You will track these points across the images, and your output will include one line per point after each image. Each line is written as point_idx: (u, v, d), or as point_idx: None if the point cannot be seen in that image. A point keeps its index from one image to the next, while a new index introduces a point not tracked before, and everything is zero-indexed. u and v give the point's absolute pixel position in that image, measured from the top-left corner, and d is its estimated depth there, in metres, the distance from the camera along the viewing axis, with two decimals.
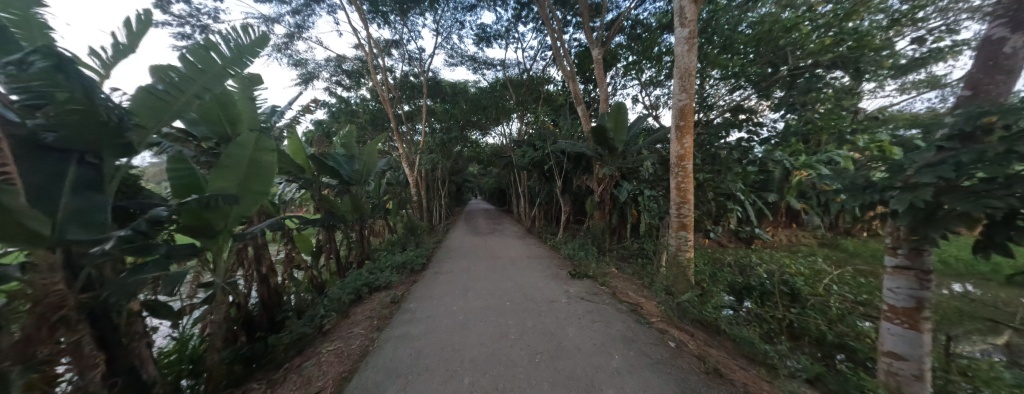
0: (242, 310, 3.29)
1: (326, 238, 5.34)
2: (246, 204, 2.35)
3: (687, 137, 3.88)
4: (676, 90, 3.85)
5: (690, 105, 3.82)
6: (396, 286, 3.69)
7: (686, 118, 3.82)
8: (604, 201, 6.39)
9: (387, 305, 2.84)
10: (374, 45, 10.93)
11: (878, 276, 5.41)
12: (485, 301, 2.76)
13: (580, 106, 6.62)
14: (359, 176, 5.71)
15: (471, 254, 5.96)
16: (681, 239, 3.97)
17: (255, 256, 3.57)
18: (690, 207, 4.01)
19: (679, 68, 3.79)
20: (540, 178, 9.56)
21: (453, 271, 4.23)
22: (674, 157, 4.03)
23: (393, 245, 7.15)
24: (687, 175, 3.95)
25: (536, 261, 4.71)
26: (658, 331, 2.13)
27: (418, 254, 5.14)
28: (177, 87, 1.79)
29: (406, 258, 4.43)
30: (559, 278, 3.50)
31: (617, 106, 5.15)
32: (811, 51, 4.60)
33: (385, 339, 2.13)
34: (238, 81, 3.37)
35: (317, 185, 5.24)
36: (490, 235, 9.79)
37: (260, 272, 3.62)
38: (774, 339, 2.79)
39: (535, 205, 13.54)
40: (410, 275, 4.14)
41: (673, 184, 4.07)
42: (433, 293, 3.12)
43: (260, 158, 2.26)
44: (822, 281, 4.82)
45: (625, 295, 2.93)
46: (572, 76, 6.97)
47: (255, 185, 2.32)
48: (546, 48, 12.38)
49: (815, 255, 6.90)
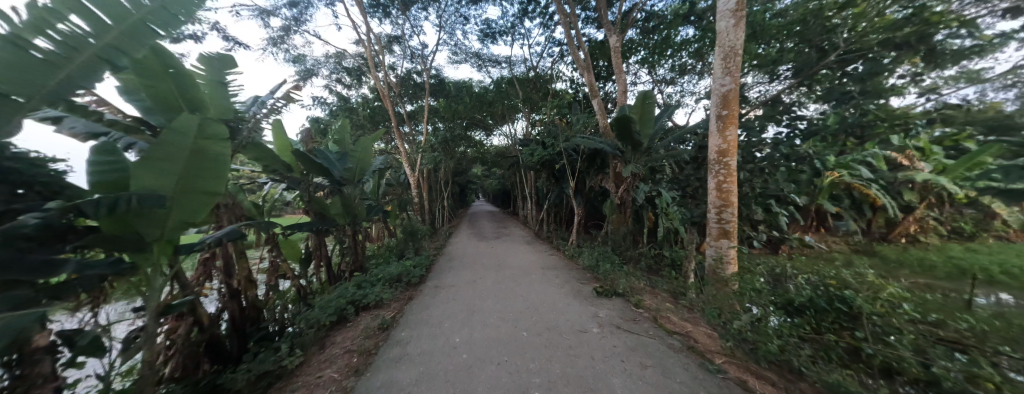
0: (206, 333, 2.78)
1: (317, 244, 4.85)
2: (188, 210, 1.81)
3: (732, 127, 3.28)
4: (718, 73, 3.28)
5: (735, 91, 3.22)
6: (389, 304, 3.13)
7: (730, 106, 3.23)
8: (624, 204, 5.88)
9: (374, 334, 2.28)
10: (375, 40, 10.58)
11: (938, 291, 4.72)
12: (497, 331, 2.20)
13: (596, 99, 6.06)
14: (353, 175, 5.19)
15: (477, 263, 5.41)
16: (722, 249, 3.41)
17: (225, 267, 3.05)
18: (733, 211, 3.41)
19: (723, 46, 3.22)
20: (549, 179, 8.98)
21: (457, 285, 3.69)
22: (713, 152, 3.45)
23: (391, 251, 6.59)
24: (730, 173, 3.35)
25: (550, 273, 4.15)
26: (738, 387, 1.50)
27: (416, 263, 4.58)
28: (74, 46, 1.35)
29: (401, 269, 3.86)
30: (583, 297, 2.93)
31: (643, 96, 4.54)
32: (864, 32, 4.00)
33: (362, 390, 1.57)
34: (207, 63, 2.89)
35: (306, 185, 4.71)
36: (495, 240, 9.25)
37: (231, 287, 3.11)
38: (863, 380, 2.17)
39: (541, 208, 12.92)
40: (405, 290, 3.58)
41: (712, 185, 3.49)
42: (431, 317, 2.57)
43: (205, 148, 1.71)
44: (879, 296, 4.16)
45: (669, 323, 2.34)
46: (586, 68, 6.40)
47: (201, 183, 1.78)
48: (554, 44, 11.83)
49: (855, 264, 6.23)
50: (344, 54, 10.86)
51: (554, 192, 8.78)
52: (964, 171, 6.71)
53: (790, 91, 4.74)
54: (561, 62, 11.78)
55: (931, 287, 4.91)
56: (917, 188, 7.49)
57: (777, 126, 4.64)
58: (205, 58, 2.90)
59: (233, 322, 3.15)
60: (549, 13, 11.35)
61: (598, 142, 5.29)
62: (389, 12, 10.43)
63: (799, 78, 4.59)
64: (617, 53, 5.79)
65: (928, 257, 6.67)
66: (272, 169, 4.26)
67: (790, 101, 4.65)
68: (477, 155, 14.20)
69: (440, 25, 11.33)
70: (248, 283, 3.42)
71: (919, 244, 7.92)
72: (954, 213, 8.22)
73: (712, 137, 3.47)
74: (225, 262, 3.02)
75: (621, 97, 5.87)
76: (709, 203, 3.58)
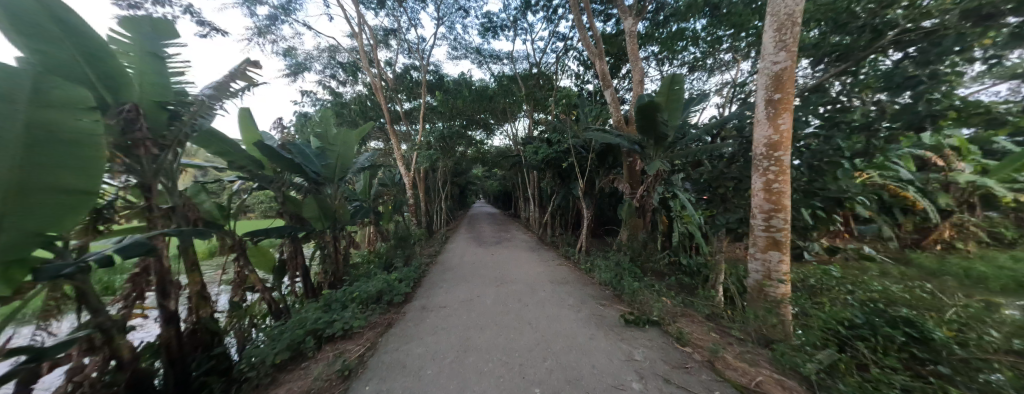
0: (124, 372, 2.21)
1: (292, 251, 4.27)
2: (47, 216, 1.27)
3: (786, 114, 2.67)
4: (770, 47, 2.68)
5: (791, 70, 2.62)
6: (364, 331, 2.53)
7: (784, 89, 2.63)
8: (644, 207, 5.30)
9: (329, 388, 1.65)
10: (370, 33, 10.05)
11: (1007, 308, 4.07)
12: (498, 387, 1.57)
13: (608, 90, 5.47)
14: (333, 173, 4.56)
15: (474, 274, 4.83)
16: (772, 263, 2.80)
17: (157, 286, 2.40)
18: (785, 216, 2.79)
19: (779, 14, 2.62)
20: (554, 180, 8.42)
21: (449, 306, 3.08)
22: (760, 145, 2.84)
23: (379, 258, 5.95)
24: (783, 171, 2.74)
25: (559, 290, 3.52)
26: None
27: (402, 276, 3.98)
28: None
29: (383, 284, 3.24)
30: (605, 327, 2.34)
31: (672, 78, 3.71)
32: (930, 5, 3.41)
33: None
34: (126, 25, 2.32)
35: (279, 184, 4.12)
36: (495, 246, 8.69)
37: (166, 312, 2.46)
38: None
39: (543, 210, 12.25)
40: (387, 311, 2.97)
41: (758, 184, 2.87)
42: (411, 360, 1.94)
43: (48, 120, 1.27)
44: (944, 317, 3.50)
45: (731, 369, 1.73)
46: (598, 57, 5.82)
47: (51, 177, 1.27)
48: (557, 39, 11.31)
49: (893, 274, 5.60)
50: (338, 48, 10.36)
51: (560, 194, 8.19)
52: (1010, 172, 6.12)
53: (832, 79, 4.17)
54: (565, 58, 11.25)
55: (994, 302, 4.28)
56: (955, 190, 6.87)
57: (819, 118, 4.05)
58: (129, 21, 2.35)
59: (169, 352, 2.54)
60: (553, 7, 10.86)
61: (614, 137, 4.69)
62: (385, 4, 9.94)
63: (848, 63, 3.97)
64: (633, 39, 5.21)
65: (972, 266, 6.02)
66: (238, 165, 3.67)
67: (834, 89, 4.06)
68: (477, 155, 13.64)
69: (439, 18, 10.81)
70: (200, 301, 3.00)
71: (956, 251, 7.24)
72: (989, 218, 7.63)
73: (758, 126, 2.86)
74: (158, 278, 2.37)
75: (638, 87, 5.27)
76: (754, 206, 2.96)
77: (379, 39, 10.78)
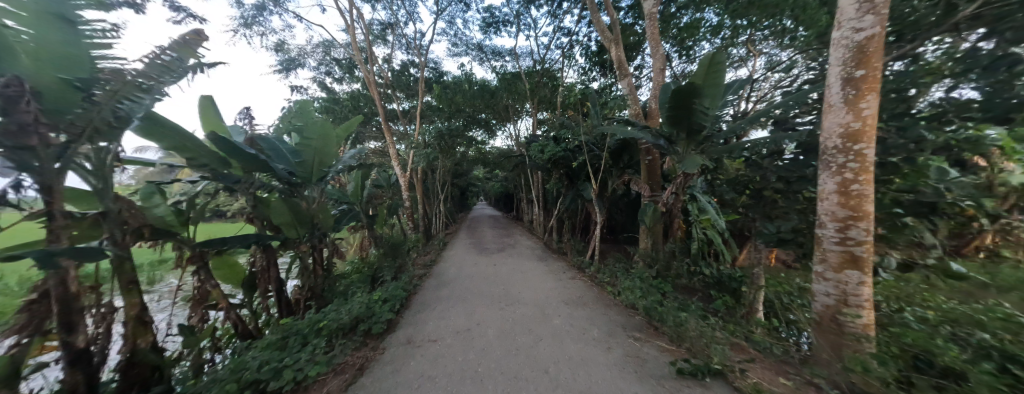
0: None
1: (263, 262, 3.70)
2: None
3: (872, 96, 2.08)
4: (859, 10, 2.09)
5: (881, 41, 2.04)
6: (328, 378, 1.94)
7: (871, 64, 2.05)
8: (669, 211, 4.64)
9: None
10: (365, 26, 9.57)
11: None
12: None
13: (624, 80, 4.89)
14: (311, 173, 4.01)
15: (473, 292, 4.27)
16: (853, 287, 2.20)
17: (59, 319, 1.82)
18: (868, 226, 2.17)
19: None
20: (561, 181, 7.87)
21: (443, 340, 2.51)
22: (833, 137, 2.26)
23: (366, 269, 5.40)
24: (868, 169, 2.13)
25: (575, 319, 2.94)
26: None
27: (386, 296, 3.41)
28: None
29: (360, 309, 2.72)
30: (649, 382, 1.77)
31: (710, 57, 3.11)
32: None
33: None
34: None
35: (248, 185, 3.55)
36: (496, 254, 8.17)
37: (71, 350, 1.89)
38: None
39: (546, 214, 11.65)
40: (363, 346, 2.41)
41: (831, 187, 2.29)
42: None
43: None
44: None
45: None
46: (612, 44, 5.28)
47: None
48: (563, 35, 10.77)
49: None
50: (333, 43, 9.93)
51: (567, 197, 7.64)
52: None
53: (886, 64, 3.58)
54: (570, 55, 10.72)
55: None
56: None
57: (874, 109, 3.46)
58: None
59: None
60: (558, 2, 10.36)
61: (635, 130, 4.11)
62: None
63: (913, 44, 3.35)
64: (653, 22, 4.63)
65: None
66: (198, 162, 3.13)
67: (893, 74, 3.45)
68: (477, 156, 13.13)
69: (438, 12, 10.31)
70: (139, 327, 2.45)
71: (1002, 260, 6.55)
72: None
73: (832, 113, 2.28)
74: (58, 309, 1.79)
75: (658, 77, 4.71)
76: (824, 214, 2.36)
77: (376, 34, 10.31)
